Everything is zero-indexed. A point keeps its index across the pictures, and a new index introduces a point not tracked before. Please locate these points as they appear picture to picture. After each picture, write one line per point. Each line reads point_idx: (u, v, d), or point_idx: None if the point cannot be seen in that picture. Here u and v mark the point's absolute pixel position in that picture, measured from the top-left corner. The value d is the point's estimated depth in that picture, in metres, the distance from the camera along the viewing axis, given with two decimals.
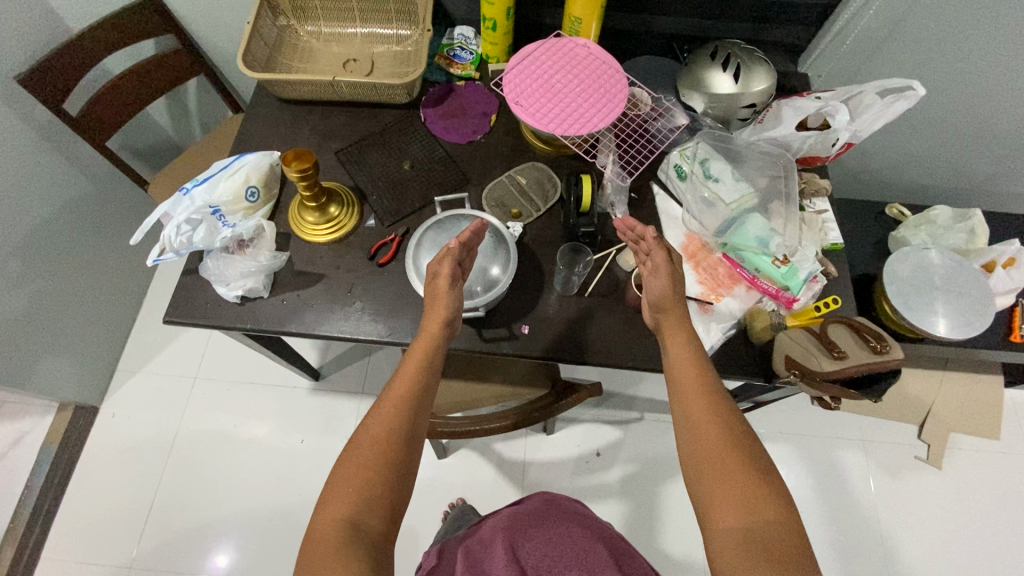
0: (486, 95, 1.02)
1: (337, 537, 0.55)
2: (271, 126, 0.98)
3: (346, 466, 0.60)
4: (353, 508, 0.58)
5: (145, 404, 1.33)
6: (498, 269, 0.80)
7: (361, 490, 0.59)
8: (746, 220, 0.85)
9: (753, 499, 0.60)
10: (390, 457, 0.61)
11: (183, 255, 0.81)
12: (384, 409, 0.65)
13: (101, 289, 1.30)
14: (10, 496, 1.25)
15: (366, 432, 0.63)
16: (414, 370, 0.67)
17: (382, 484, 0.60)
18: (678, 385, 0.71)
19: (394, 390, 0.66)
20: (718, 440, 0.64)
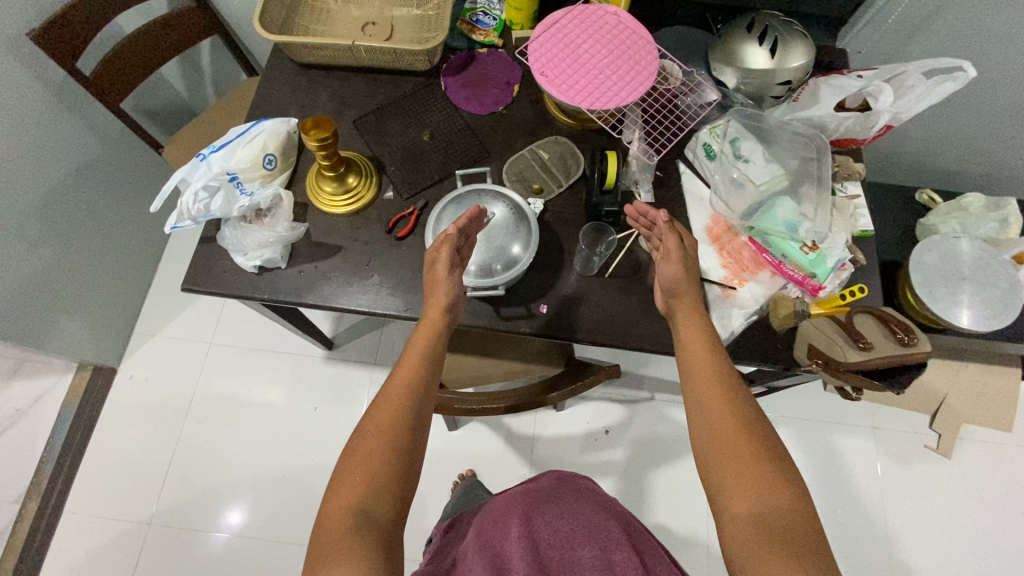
0: (509, 64, 0.98)
1: (347, 523, 0.56)
2: (287, 91, 0.96)
3: (353, 456, 0.61)
4: (361, 495, 0.58)
5: (161, 367, 1.35)
6: (519, 247, 0.77)
7: (370, 475, 0.60)
8: (775, 204, 0.83)
9: (761, 492, 0.60)
10: (397, 442, 0.62)
11: (201, 222, 0.80)
12: (390, 395, 0.66)
13: (117, 253, 1.31)
14: (33, 450, 1.29)
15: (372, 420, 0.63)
16: (418, 358, 0.68)
17: (390, 468, 0.60)
18: (687, 377, 0.71)
19: (400, 377, 0.67)
20: (726, 433, 0.64)
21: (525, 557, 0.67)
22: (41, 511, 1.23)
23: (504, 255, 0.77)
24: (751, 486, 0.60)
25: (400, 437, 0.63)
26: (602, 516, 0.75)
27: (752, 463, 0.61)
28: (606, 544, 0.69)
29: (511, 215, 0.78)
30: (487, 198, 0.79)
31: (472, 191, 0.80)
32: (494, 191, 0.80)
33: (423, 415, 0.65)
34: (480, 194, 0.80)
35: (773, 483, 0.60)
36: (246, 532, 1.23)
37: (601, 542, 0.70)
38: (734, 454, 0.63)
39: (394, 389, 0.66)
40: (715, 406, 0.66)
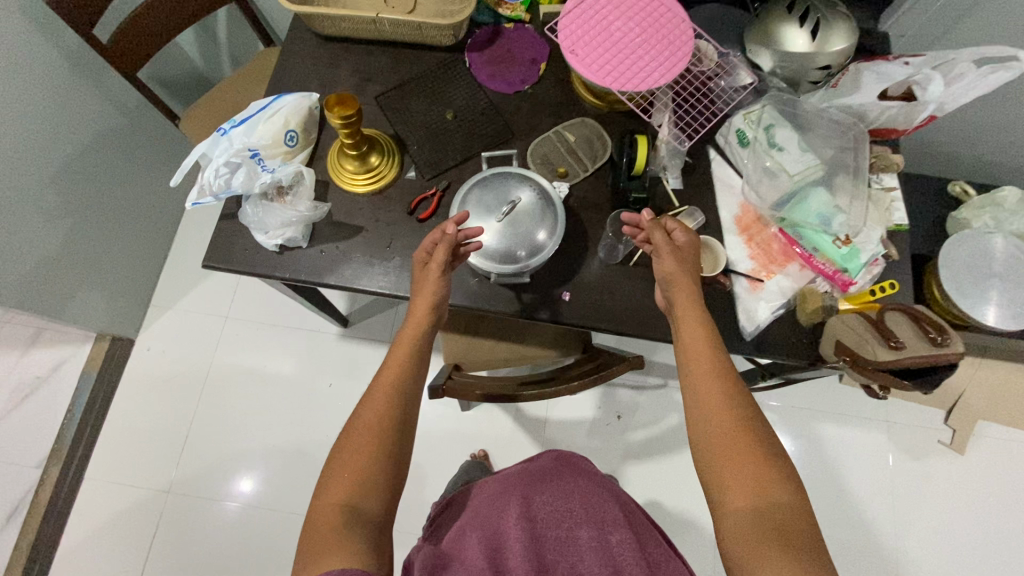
0: (536, 40, 0.94)
1: (338, 518, 0.56)
2: (308, 65, 0.93)
3: (342, 454, 0.62)
4: (351, 492, 0.59)
5: (178, 340, 1.36)
6: (543, 234, 0.76)
7: (359, 470, 0.60)
8: (809, 195, 0.81)
9: (756, 488, 0.60)
10: (385, 437, 0.63)
11: (222, 199, 0.79)
12: (377, 393, 0.66)
13: (134, 225, 1.30)
14: (53, 417, 1.31)
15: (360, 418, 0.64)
16: (403, 357, 0.69)
17: (380, 465, 0.61)
18: (687, 374, 0.69)
19: (385, 376, 0.68)
20: (719, 433, 0.64)
21: (523, 541, 0.65)
22: (63, 476, 1.26)
23: (527, 241, 0.75)
24: (746, 484, 0.60)
25: (388, 434, 0.64)
26: (599, 498, 0.75)
27: (746, 460, 0.61)
28: (604, 525, 0.69)
29: (535, 201, 0.77)
30: (514, 181, 0.77)
31: (496, 175, 0.78)
32: (520, 175, 0.78)
33: (410, 412, 0.66)
34: (505, 177, 0.78)
35: (768, 478, 0.60)
36: (261, 503, 1.26)
37: (599, 523, 0.69)
38: (726, 453, 0.62)
39: (380, 387, 0.67)
40: (708, 403, 0.66)
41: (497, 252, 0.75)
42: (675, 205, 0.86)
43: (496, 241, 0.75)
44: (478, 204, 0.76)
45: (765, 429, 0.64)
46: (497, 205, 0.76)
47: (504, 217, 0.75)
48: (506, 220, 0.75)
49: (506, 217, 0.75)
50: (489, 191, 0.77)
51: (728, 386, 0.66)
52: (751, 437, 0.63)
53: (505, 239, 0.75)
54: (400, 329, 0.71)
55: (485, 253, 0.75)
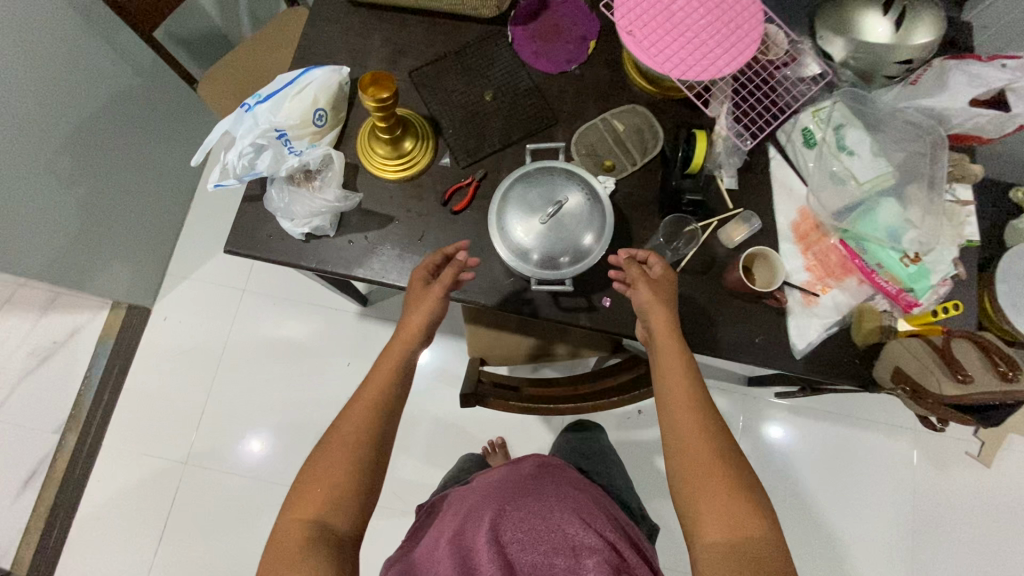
0: (586, 15, 0.86)
1: (303, 535, 0.57)
2: (337, 33, 0.86)
3: (314, 468, 0.61)
4: (320, 509, 0.59)
5: (195, 312, 1.34)
6: (590, 238, 0.70)
7: (329, 486, 0.60)
8: (878, 206, 0.75)
9: (721, 520, 0.57)
10: (358, 453, 0.62)
11: (245, 182, 0.74)
12: (358, 406, 0.66)
13: (150, 192, 1.26)
14: (70, 384, 1.31)
15: (337, 432, 0.64)
16: (387, 374, 0.68)
17: (351, 482, 0.61)
18: (664, 401, 0.66)
19: (367, 390, 0.67)
20: (681, 462, 0.62)
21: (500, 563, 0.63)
22: (80, 442, 1.26)
23: (573, 246, 0.70)
24: (707, 516, 0.58)
25: (363, 449, 0.63)
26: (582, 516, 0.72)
27: (710, 492, 0.59)
28: (577, 546, 0.66)
29: (584, 200, 0.71)
30: (560, 177, 0.71)
31: (541, 167, 0.72)
32: (567, 169, 0.71)
33: (386, 428, 0.66)
34: (551, 172, 0.72)
35: (732, 507, 0.57)
36: (276, 479, 1.26)
37: (571, 544, 0.67)
38: (690, 483, 0.60)
39: (360, 401, 0.66)
40: (675, 431, 0.63)
41: (540, 257, 0.70)
42: (729, 207, 0.80)
43: (540, 244, 0.70)
44: (519, 202, 0.70)
45: (734, 454, 0.61)
46: (541, 205, 0.70)
47: (549, 219, 0.69)
48: (550, 222, 0.69)
49: (551, 219, 0.69)
50: (531, 187, 0.71)
51: (700, 414, 0.63)
52: (718, 465, 0.60)
53: (550, 243, 0.69)
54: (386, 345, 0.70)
55: (527, 256, 0.70)
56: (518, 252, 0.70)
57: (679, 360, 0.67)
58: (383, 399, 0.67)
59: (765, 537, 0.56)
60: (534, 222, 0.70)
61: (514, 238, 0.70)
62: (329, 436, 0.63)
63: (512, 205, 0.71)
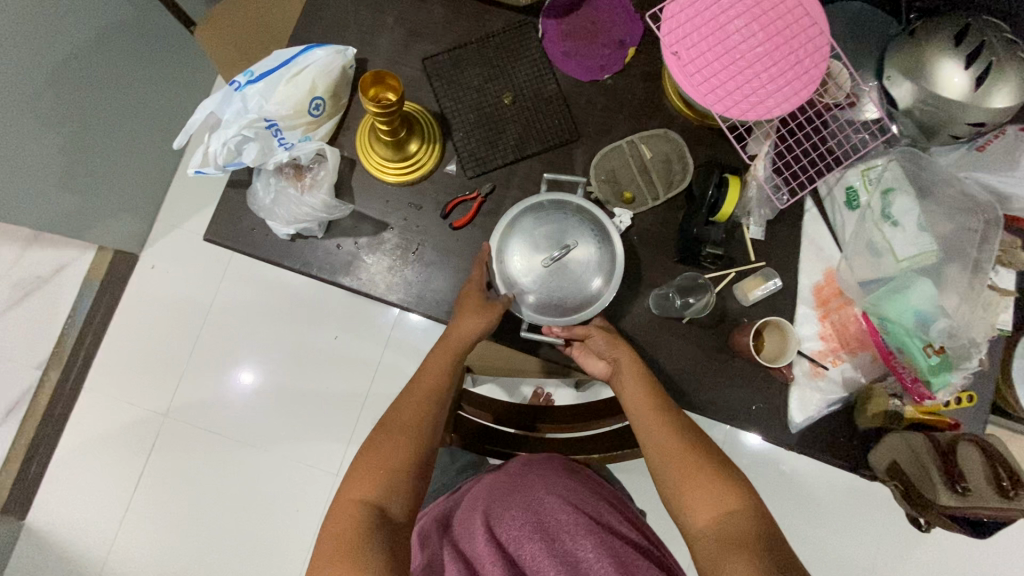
0: (629, 16, 0.77)
1: (360, 519, 0.55)
2: (349, 3, 0.77)
3: (366, 456, 0.60)
4: (377, 492, 0.57)
5: (184, 263, 1.29)
6: (593, 290, 0.66)
7: (388, 469, 0.59)
8: (910, 287, 0.68)
9: (708, 501, 0.55)
10: (417, 438, 0.61)
11: (232, 170, 0.69)
12: (412, 397, 0.65)
13: (141, 133, 1.18)
14: (54, 321, 1.29)
15: (396, 418, 0.63)
16: (442, 371, 0.66)
17: (407, 465, 0.60)
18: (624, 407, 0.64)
19: (427, 383, 0.65)
20: (661, 462, 0.59)
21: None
22: (62, 380, 1.25)
23: (574, 295, 0.66)
24: (696, 499, 0.56)
25: (422, 434, 0.62)
26: (573, 497, 0.66)
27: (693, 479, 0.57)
28: (573, 529, 0.62)
29: (595, 247, 0.66)
30: (570, 213, 0.67)
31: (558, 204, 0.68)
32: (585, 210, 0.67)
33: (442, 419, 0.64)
34: (567, 210, 0.68)
35: (711, 484, 0.56)
36: (255, 441, 1.26)
37: (565, 529, 0.62)
38: (677, 472, 0.58)
39: (416, 394, 0.65)
40: (645, 428, 0.61)
41: (538, 299, 0.66)
42: (751, 259, 0.73)
43: (539, 287, 0.66)
44: (527, 235, 0.67)
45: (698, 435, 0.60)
46: (549, 242, 0.66)
47: (553, 260, 0.65)
48: (554, 263, 0.66)
49: (555, 262, 0.66)
50: (543, 220, 0.67)
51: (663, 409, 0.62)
52: (692, 453, 0.58)
53: (549, 286, 0.66)
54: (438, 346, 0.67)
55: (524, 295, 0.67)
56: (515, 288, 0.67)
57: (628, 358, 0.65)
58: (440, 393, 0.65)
59: (758, 512, 0.54)
60: (536, 261, 0.66)
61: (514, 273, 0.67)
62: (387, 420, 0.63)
63: (518, 235, 0.68)
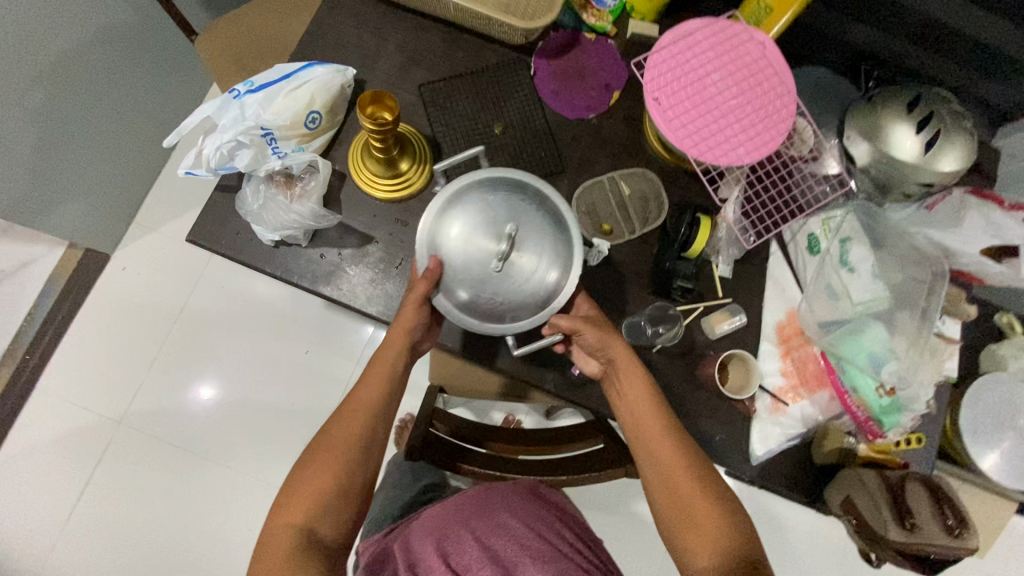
0: (615, 63, 0.82)
1: (290, 545, 0.57)
2: (352, 27, 0.80)
3: (301, 473, 0.62)
4: (309, 515, 0.59)
5: (157, 267, 1.27)
6: (557, 267, 0.61)
7: (319, 495, 0.60)
8: (864, 330, 0.73)
9: (711, 540, 0.58)
10: (352, 458, 0.62)
11: (222, 174, 0.70)
12: (351, 409, 0.65)
13: (127, 134, 1.18)
14: (13, 317, 1.25)
15: (331, 433, 0.64)
16: (380, 379, 0.66)
17: (339, 486, 0.61)
18: (631, 429, 0.64)
19: (367, 392, 0.65)
20: (667, 494, 0.61)
21: None
22: (12, 379, 1.20)
23: (542, 281, 0.60)
24: (699, 535, 0.58)
25: (356, 453, 0.63)
26: (537, 525, 0.67)
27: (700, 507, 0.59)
28: (535, 557, 0.62)
29: (539, 220, 0.61)
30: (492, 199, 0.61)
31: (474, 185, 0.62)
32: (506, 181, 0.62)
33: (381, 434, 0.65)
34: (492, 192, 0.61)
35: (712, 524, 0.58)
36: (213, 454, 1.22)
37: (528, 556, 0.62)
38: (683, 507, 0.60)
39: (356, 406, 0.65)
40: (655, 455, 0.62)
41: (507, 305, 0.61)
42: (718, 295, 0.77)
43: (497, 293, 0.60)
44: (459, 238, 0.60)
45: (703, 466, 0.62)
46: (487, 240, 0.59)
47: (502, 261, 0.58)
48: (505, 263, 0.59)
49: (503, 261, 0.59)
50: (467, 214, 0.60)
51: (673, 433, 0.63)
52: (700, 484, 0.61)
53: (512, 286, 0.59)
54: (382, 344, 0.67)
55: (492, 307, 0.61)
56: (479, 309, 0.61)
57: (637, 378, 0.65)
58: (377, 403, 0.65)
59: (751, 553, 0.57)
60: (482, 264, 0.59)
61: (469, 290, 0.60)
62: (320, 435, 0.64)
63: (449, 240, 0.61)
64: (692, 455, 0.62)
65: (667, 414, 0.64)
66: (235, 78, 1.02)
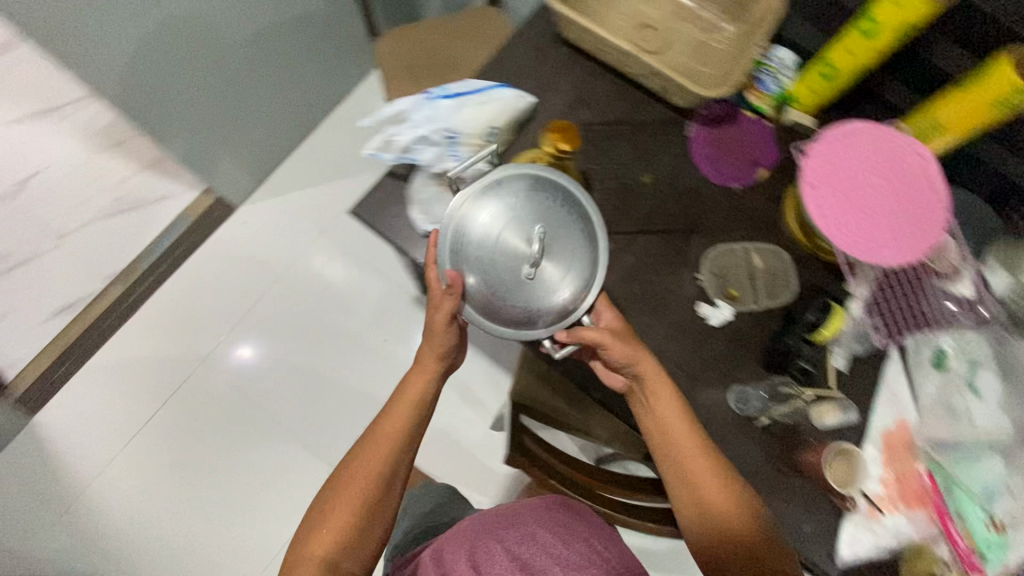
0: (768, 145, 0.86)
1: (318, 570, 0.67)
2: (533, 59, 0.87)
3: (330, 505, 0.72)
4: (335, 545, 0.69)
5: (272, 229, 1.37)
6: (583, 260, 0.69)
7: (341, 528, 0.70)
8: (981, 458, 0.72)
9: (747, 554, 0.63)
10: (375, 488, 0.72)
11: (398, 163, 0.77)
12: (376, 440, 0.75)
13: (284, 107, 1.30)
14: (138, 242, 1.36)
15: (358, 467, 0.73)
16: (402, 413, 0.76)
17: (361, 515, 0.71)
18: (662, 443, 0.68)
19: (390, 427, 0.75)
20: (703, 508, 0.66)
21: None
22: (122, 296, 1.31)
23: (567, 277, 0.68)
24: (734, 548, 0.64)
25: (379, 481, 0.73)
26: (567, 534, 0.67)
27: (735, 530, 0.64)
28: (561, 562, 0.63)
29: (557, 214, 0.69)
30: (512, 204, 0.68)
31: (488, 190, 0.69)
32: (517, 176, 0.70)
33: (403, 463, 0.75)
34: (516, 200, 0.69)
35: (746, 537, 0.63)
36: (270, 412, 1.27)
37: (554, 561, 0.63)
38: (716, 519, 0.65)
39: (381, 439, 0.75)
40: (689, 468, 0.67)
41: (536, 304, 0.68)
42: (830, 387, 0.77)
43: (527, 299, 0.67)
44: (484, 244, 0.68)
45: (730, 482, 0.66)
46: (511, 243, 0.67)
47: (533, 267, 0.66)
48: (535, 269, 0.67)
49: (534, 268, 0.66)
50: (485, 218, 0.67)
51: (701, 454, 0.67)
52: (732, 499, 0.65)
53: (540, 285, 0.67)
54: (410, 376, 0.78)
55: (522, 311, 0.67)
56: (507, 313, 0.68)
57: (664, 393, 0.69)
58: (400, 436, 0.75)
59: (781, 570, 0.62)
60: (512, 270, 0.67)
61: (495, 298, 0.68)
62: (345, 470, 0.74)
63: (468, 254, 0.68)
64: (723, 469, 0.67)
65: (695, 430, 0.68)
66: (405, 88, 1.12)
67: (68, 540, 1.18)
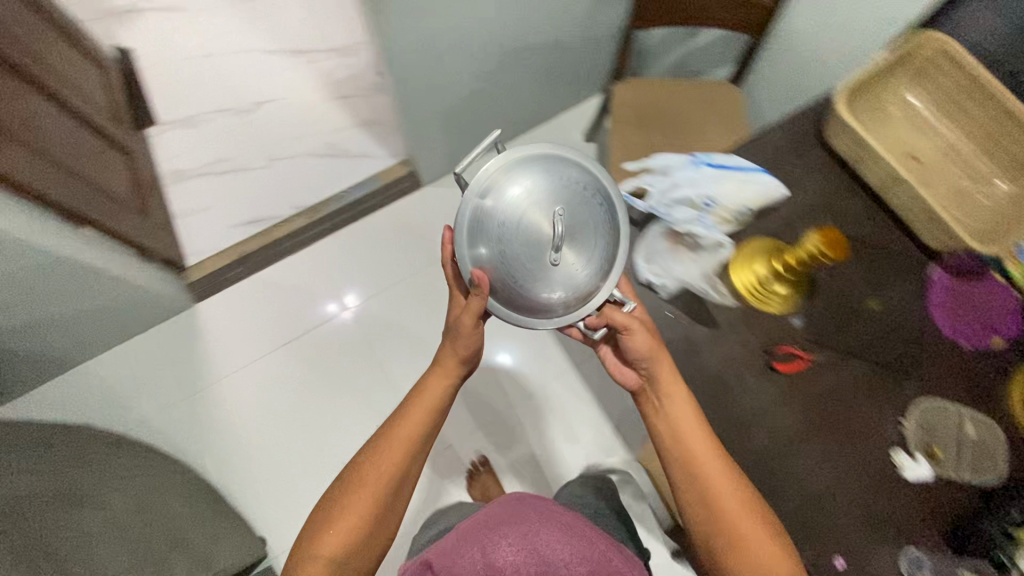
0: (1014, 316, 0.80)
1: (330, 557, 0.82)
2: (789, 148, 0.88)
3: (346, 496, 0.86)
4: (352, 531, 0.84)
5: (449, 212, 1.47)
6: (605, 241, 0.76)
7: (355, 519, 0.84)
8: None
9: (764, 559, 0.70)
10: (391, 482, 0.87)
11: (647, 212, 0.81)
12: (395, 440, 0.89)
13: (500, 109, 1.40)
14: (330, 184, 1.50)
15: (373, 464, 0.87)
16: (419, 418, 0.90)
17: (375, 504, 0.86)
18: (678, 446, 0.77)
19: (404, 425, 0.90)
20: (718, 511, 0.74)
21: None
22: (304, 225, 1.44)
23: (590, 262, 0.75)
24: (753, 548, 0.71)
25: (393, 478, 0.87)
26: (568, 533, 0.74)
27: (747, 535, 0.72)
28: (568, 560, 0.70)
29: (582, 197, 0.75)
30: (532, 188, 0.73)
31: (510, 175, 0.74)
32: (539, 161, 0.75)
33: (419, 456, 0.90)
34: (539, 184, 0.74)
35: (761, 543, 0.71)
36: (393, 376, 1.35)
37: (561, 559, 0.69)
38: (736, 519, 0.72)
39: (399, 437, 0.89)
40: (705, 471, 0.75)
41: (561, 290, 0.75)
42: None
43: (550, 283, 0.73)
44: (503, 236, 0.73)
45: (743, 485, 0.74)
46: (533, 235, 0.73)
47: (557, 252, 0.72)
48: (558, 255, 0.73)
49: (557, 253, 0.72)
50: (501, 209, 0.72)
51: (713, 456, 0.76)
52: (747, 505, 0.73)
53: (561, 270, 0.74)
54: (432, 381, 0.92)
55: (549, 300, 0.74)
56: (528, 301, 0.75)
57: (686, 406, 0.78)
58: (417, 436, 0.90)
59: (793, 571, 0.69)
60: (534, 258, 0.73)
61: (522, 288, 0.74)
62: (361, 464, 0.88)
63: (493, 243, 0.73)
64: (735, 473, 0.75)
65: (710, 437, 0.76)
66: (634, 140, 1.16)
67: (187, 422, 1.28)
